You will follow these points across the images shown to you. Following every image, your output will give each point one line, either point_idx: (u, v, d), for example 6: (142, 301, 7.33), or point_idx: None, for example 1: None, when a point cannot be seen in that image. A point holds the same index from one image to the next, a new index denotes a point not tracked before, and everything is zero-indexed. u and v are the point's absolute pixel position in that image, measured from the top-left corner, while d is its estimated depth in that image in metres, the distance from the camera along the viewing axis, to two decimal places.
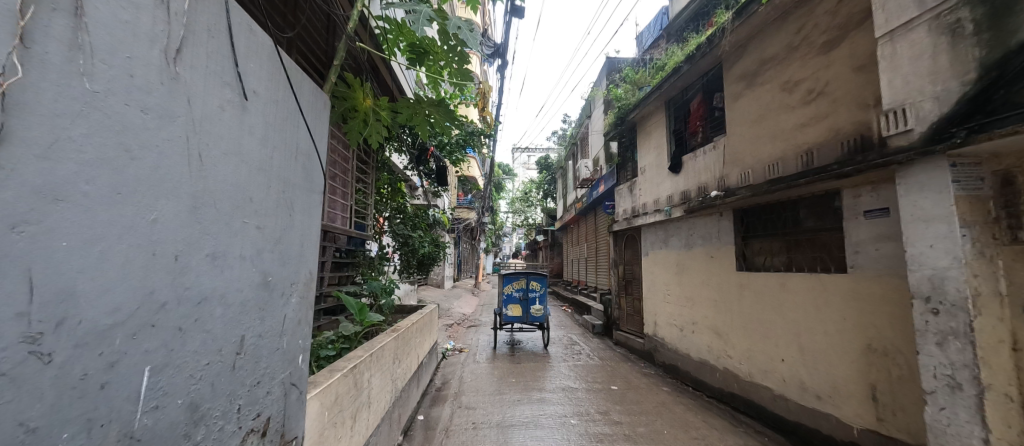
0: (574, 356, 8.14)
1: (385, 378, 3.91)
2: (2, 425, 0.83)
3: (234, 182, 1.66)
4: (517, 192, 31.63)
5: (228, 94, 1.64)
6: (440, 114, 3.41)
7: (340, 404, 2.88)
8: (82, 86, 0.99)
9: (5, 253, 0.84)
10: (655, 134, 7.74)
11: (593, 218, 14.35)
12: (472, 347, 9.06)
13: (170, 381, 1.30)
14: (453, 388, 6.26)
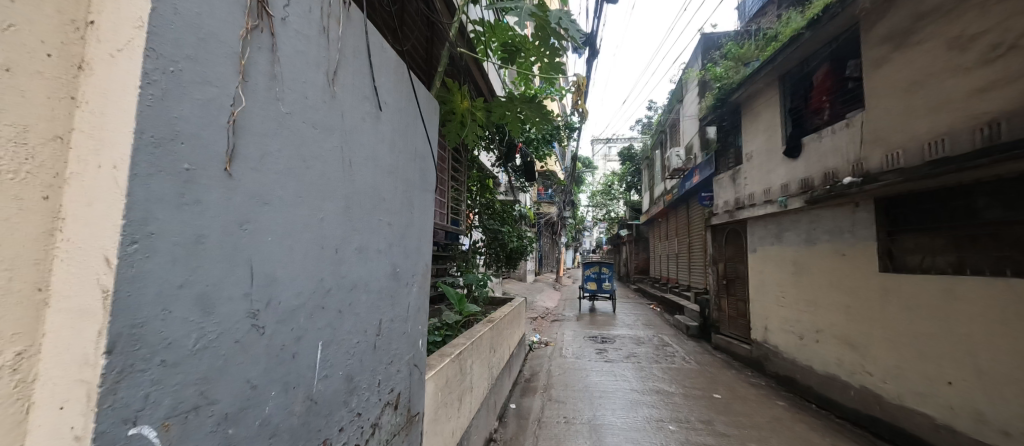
0: (669, 358, 7.57)
1: (483, 365, 4.11)
2: (239, 382, 1.01)
3: (371, 183, 1.87)
4: (599, 185, 30.72)
5: (365, 107, 1.83)
6: (532, 110, 3.43)
7: (449, 386, 3.10)
8: (277, 108, 1.18)
9: (235, 246, 0.98)
10: (764, 114, 6.83)
11: (685, 211, 13.31)
12: (556, 341, 8.99)
13: (332, 355, 1.51)
14: (543, 380, 6.33)
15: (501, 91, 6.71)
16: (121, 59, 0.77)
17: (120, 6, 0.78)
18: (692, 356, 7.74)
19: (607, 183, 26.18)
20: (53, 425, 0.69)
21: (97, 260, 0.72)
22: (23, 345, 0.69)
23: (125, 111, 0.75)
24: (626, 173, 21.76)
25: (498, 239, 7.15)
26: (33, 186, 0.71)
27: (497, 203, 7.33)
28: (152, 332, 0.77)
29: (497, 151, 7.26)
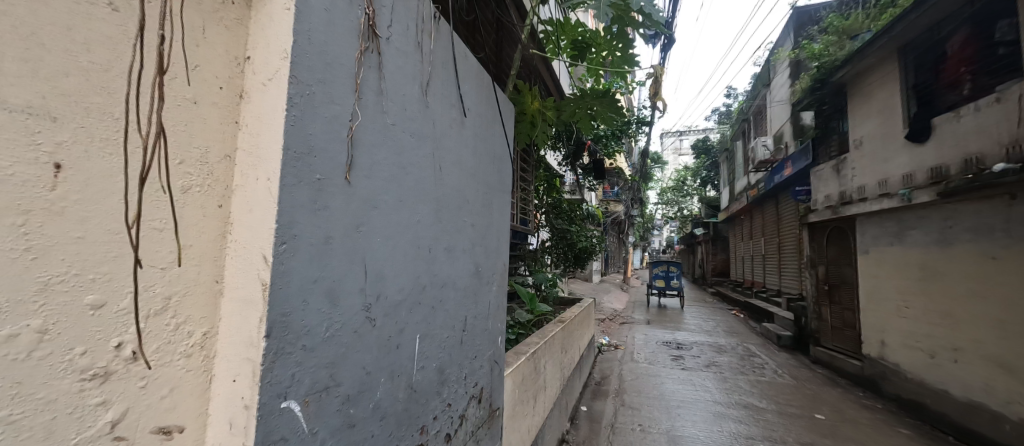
0: (757, 370, 6.82)
1: (556, 365, 4.09)
2: (356, 369, 1.12)
3: (457, 187, 1.96)
4: (670, 181, 28.99)
5: (452, 115, 1.93)
6: (604, 106, 3.36)
7: (525, 384, 3.14)
8: (383, 120, 1.29)
9: (353, 246, 1.10)
10: (877, 94, 5.89)
11: (771, 207, 12.01)
12: (627, 345, 8.62)
13: (427, 347, 1.62)
14: (614, 384, 6.11)
15: (567, 89, 6.58)
16: (271, 87, 0.89)
17: (269, 42, 0.91)
18: (787, 369, 6.92)
19: (678, 179, 24.53)
20: (228, 395, 0.83)
21: (257, 258, 0.84)
22: (207, 327, 0.84)
23: (276, 132, 0.88)
24: (700, 167, 20.15)
25: (567, 238, 7.02)
26: (211, 196, 0.86)
27: (564, 202, 7.13)
28: (296, 320, 0.88)
29: (565, 149, 7.06)
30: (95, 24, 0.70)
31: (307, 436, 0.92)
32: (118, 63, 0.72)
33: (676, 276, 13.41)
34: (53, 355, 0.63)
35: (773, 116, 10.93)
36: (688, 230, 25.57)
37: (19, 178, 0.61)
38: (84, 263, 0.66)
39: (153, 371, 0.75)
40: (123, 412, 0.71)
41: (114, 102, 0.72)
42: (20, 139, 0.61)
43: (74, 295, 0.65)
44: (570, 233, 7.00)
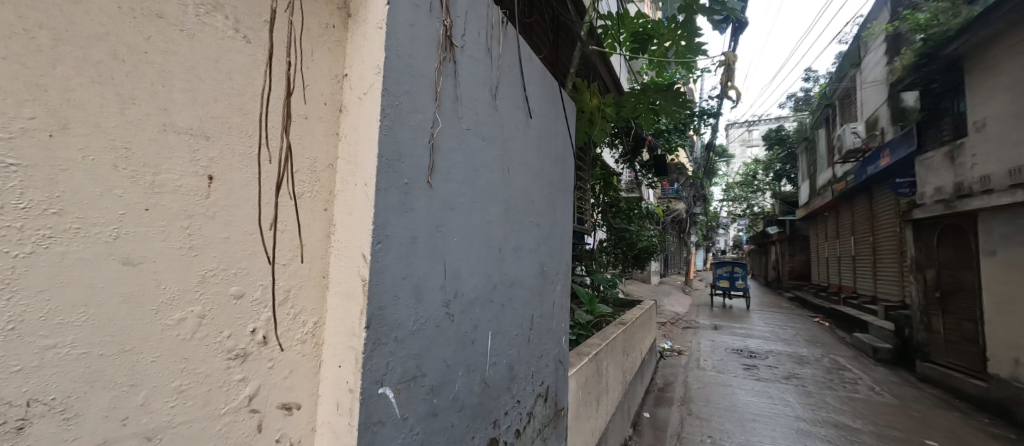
0: (847, 385, 5.99)
1: (618, 369, 3.95)
2: (438, 362, 1.18)
3: (524, 187, 1.99)
4: (738, 176, 26.86)
5: (519, 117, 1.96)
6: (668, 100, 3.19)
7: (588, 386, 3.08)
8: (459, 125, 1.35)
9: (434, 245, 1.16)
10: (1005, 67, 4.94)
11: (863, 202, 10.64)
12: (691, 349, 7.86)
13: (498, 345, 1.66)
14: (680, 391, 5.72)
15: (625, 83, 6.26)
16: (366, 100, 0.98)
17: (364, 59, 1.00)
18: (885, 384, 6.08)
19: (746, 172, 22.45)
20: (335, 379, 0.92)
21: (356, 256, 0.93)
22: (316, 317, 0.95)
23: (371, 141, 0.96)
24: (774, 159, 18.23)
25: (625, 239, 6.44)
26: (318, 201, 0.96)
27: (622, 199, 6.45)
28: (390, 313, 0.96)
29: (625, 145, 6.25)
30: (234, 55, 0.81)
31: (399, 421, 0.99)
32: (251, 89, 0.84)
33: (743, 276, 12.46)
34: (209, 336, 0.75)
35: (864, 99, 9.58)
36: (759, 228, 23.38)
37: (183, 187, 0.72)
38: (230, 259, 0.78)
39: (278, 354, 0.86)
40: (257, 388, 0.82)
41: (249, 120, 0.83)
42: (185, 155, 0.73)
43: (223, 286, 0.77)
44: (628, 234, 6.41)
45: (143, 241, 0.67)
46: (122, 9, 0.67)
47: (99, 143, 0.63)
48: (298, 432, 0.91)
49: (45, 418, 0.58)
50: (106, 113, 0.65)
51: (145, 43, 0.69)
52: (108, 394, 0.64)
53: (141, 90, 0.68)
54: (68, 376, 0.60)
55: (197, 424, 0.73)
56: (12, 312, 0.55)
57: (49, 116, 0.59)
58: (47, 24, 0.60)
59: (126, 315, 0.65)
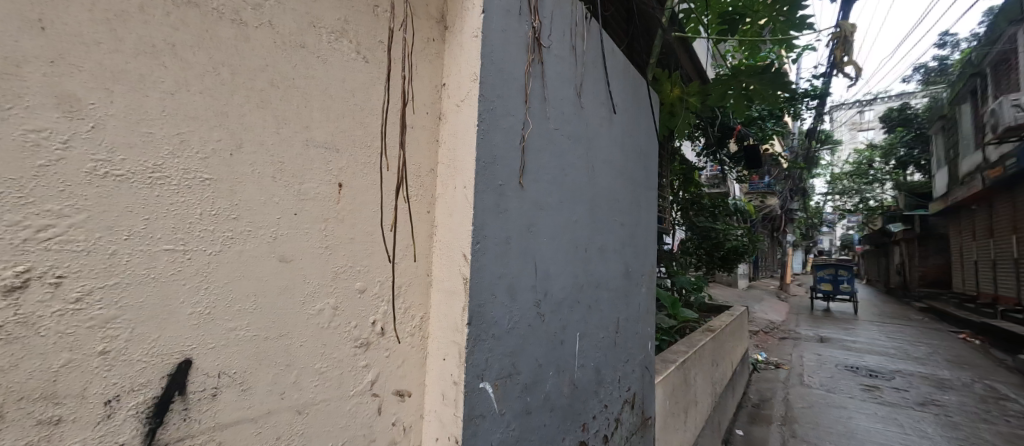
0: (1012, 420, 4.68)
1: (708, 379, 3.56)
2: (531, 361, 1.18)
3: (609, 185, 1.92)
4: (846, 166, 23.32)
5: (603, 113, 1.89)
6: (764, 83, 2.76)
7: (675, 396, 2.83)
8: (546, 126, 1.34)
9: (525, 245, 1.17)
10: None
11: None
12: (792, 364, 6.63)
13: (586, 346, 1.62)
14: (778, 409, 4.81)
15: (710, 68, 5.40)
16: (464, 108, 1.03)
17: (461, 68, 1.05)
18: None
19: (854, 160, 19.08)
20: (440, 371, 0.98)
21: (458, 256, 0.98)
22: (422, 313, 1.02)
23: (469, 146, 1.00)
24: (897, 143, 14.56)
25: (712, 238, 4.80)
26: (422, 204, 1.03)
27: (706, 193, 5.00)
28: (488, 312, 1.00)
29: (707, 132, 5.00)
30: (356, 74, 0.91)
31: (497, 415, 1.02)
32: (371, 105, 0.93)
33: (848, 279, 10.60)
34: (340, 326, 0.85)
35: None
36: (876, 224, 19.71)
37: (321, 195, 0.83)
38: (357, 257, 0.88)
39: (394, 345, 0.95)
40: (376, 375, 0.91)
41: (369, 132, 0.92)
42: (322, 166, 0.83)
43: (351, 281, 0.87)
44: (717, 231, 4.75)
45: (293, 242, 0.78)
46: (276, 43, 0.78)
47: (263, 158, 0.75)
48: (408, 417, 0.99)
49: (229, 388, 0.70)
50: (266, 133, 0.76)
51: (293, 71, 0.80)
52: (272, 371, 0.75)
53: (290, 112, 0.80)
54: (243, 355, 0.72)
55: (333, 403, 0.84)
56: (209, 300, 0.68)
57: (230, 137, 0.71)
58: (227, 62, 0.72)
59: (283, 305, 0.77)
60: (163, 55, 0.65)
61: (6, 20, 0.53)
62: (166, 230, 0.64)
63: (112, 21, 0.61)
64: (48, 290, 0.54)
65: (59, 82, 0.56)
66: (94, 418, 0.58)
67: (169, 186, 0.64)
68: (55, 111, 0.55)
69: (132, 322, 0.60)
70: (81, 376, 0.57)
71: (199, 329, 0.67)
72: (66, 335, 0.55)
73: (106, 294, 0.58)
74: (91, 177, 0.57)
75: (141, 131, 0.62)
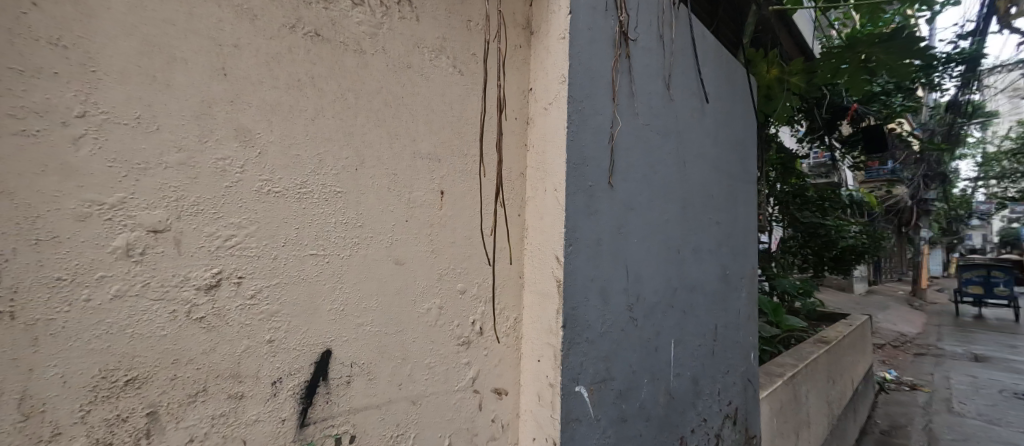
0: None
1: (824, 398, 3.07)
2: (625, 367, 1.12)
3: (711, 181, 1.66)
4: None
5: (700, 99, 1.65)
6: (892, 53, 2.26)
7: (783, 414, 2.49)
8: (635, 122, 1.26)
9: (616, 246, 1.12)
10: None
11: None
12: (934, 386, 5.46)
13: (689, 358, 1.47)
14: (918, 438, 3.97)
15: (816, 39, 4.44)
16: (552, 110, 1.04)
17: (548, 71, 1.06)
18: None
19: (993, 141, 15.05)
20: (535, 372, 1.00)
21: (550, 258, 0.99)
22: (515, 314, 1.05)
23: (558, 147, 1.01)
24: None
25: (821, 238, 3.86)
26: (513, 208, 1.06)
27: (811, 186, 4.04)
28: (581, 314, 0.99)
29: (811, 113, 4.06)
30: (454, 88, 0.97)
31: (593, 420, 1.01)
32: (468, 116, 0.98)
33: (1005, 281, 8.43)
34: (445, 325, 0.91)
35: None
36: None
37: (426, 201, 0.89)
38: (458, 260, 0.94)
39: (492, 344, 0.99)
40: (477, 372, 0.96)
41: (467, 142, 0.97)
42: (427, 175, 0.90)
43: (452, 283, 0.92)
44: (827, 229, 3.80)
45: (405, 246, 0.86)
46: (389, 66, 0.87)
47: (380, 171, 0.83)
48: (506, 414, 1.02)
49: (359, 376, 0.79)
50: (382, 148, 0.84)
51: (402, 90, 0.88)
52: (391, 363, 0.83)
53: (401, 128, 0.87)
54: (369, 348, 0.80)
55: (441, 396, 0.90)
56: (343, 298, 0.77)
57: (355, 154, 0.80)
58: (352, 87, 0.81)
59: (399, 304, 0.84)
60: (305, 86, 0.76)
61: (203, 71, 0.66)
62: (311, 237, 0.74)
63: (270, 61, 0.72)
64: (232, 288, 0.66)
65: (237, 117, 0.68)
66: (265, 394, 0.69)
67: (312, 199, 0.75)
68: (235, 141, 0.68)
69: (288, 316, 0.71)
70: (256, 359, 0.69)
71: (336, 324, 0.77)
72: (245, 325, 0.68)
73: (271, 291, 0.70)
74: (260, 195, 0.69)
75: (291, 154, 0.73)
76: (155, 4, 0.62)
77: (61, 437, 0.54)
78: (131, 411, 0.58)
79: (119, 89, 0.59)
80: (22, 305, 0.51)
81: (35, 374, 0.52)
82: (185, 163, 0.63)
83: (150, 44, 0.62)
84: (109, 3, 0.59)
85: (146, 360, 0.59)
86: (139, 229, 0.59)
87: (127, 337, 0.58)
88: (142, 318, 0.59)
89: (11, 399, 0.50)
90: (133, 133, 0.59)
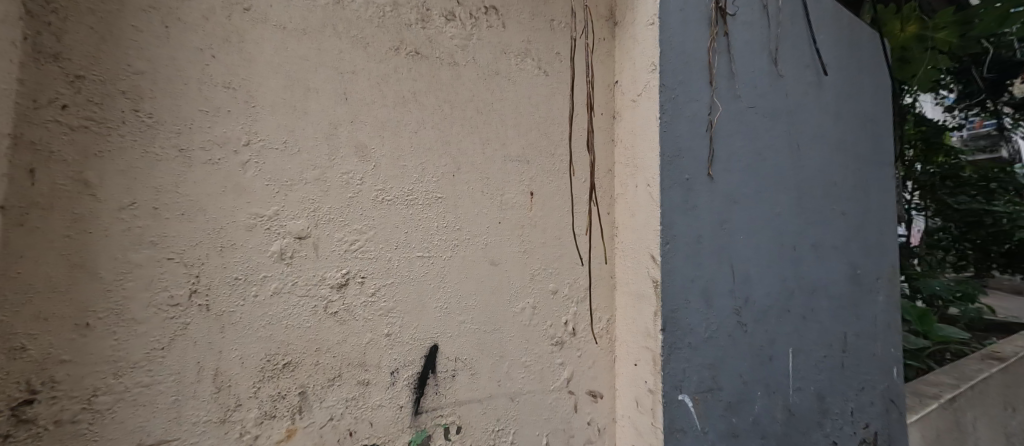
0: None
1: (1003, 430, 2.43)
2: (734, 378, 1.01)
3: (859, 164, 1.31)
4: None
5: (827, 70, 1.28)
6: None
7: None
8: (736, 105, 1.07)
9: (719, 245, 1.01)
10: None
11: None
12: None
13: (843, 380, 1.22)
14: None
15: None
16: (641, 102, 0.99)
17: (636, 61, 1.01)
18: None
19: None
20: (633, 376, 0.96)
21: (645, 256, 0.94)
22: (608, 315, 1.02)
23: (651, 140, 0.95)
24: None
25: (987, 228, 2.97)
26: (602, 206, 1.03)
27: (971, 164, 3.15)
28: (682, 318, 0.93)
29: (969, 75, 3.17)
30: (540, 89, 0.97)
31: (699, 433, 0.94)
32: (556, 117, 0.99)
33: None
34: (539, 324, 0.92)
35: None
36: None
37: (517, 203, 0.92)
38: (550, 260, 0.94)
39: (585, 345, 0.98)
40: (571, 373, 0.96)
41: (555, 142, 0.98)
42: (516, 178, 0.92)
43: (544, 283, 0.93)
44: (995, 217, 2.91)
45: (499, 246, 0.89)
46: (479, 75, 0.91)
47: (474, 176, 0.87)
48: (603, 418, 1.00)
49: (463, 371, 0.84)
50: (476, 154, 0.88)
51: (491, 96, 0.92)
52: (491, 360, 0.87)
53: (492, 133, 0.91)
54: (470, 344, 0.85)
55: (538, 394, 0.91)
56: (447, 297, 0.83)
57: (452, 162, 0.86)
58: (446, 98, 0.87)
59: (496, 303, 0.88)
60: (409, 102, 0.83)
61: (331, 98, 0.76)
62: (417, 240, 0.81)
63: (380, 82, 0.80)
64: (358, 287, 0.76)
65: (357, 136, 0.77)
66: (385, 382, 0.77)
67: (418, 205, 0.82)
68: (355, 157, 0.77)
69: (401, 313, 0.79)
70: (377, 351, 0.77)
71: (441, 321, 0.83)
72: (368, 320, 0.76)
73: (388, 290, 0.78)
74: (377, 203, 0.78)
75: (400, 166, 0.80)
76: (294, 44, 0.74)
77: (241, 406, 0.68)
78: (288, 389, 0.71)
79: (271, 120, 0.71)
80: (214, 298, 0.66)
81: (224, 354, 0.67)
82: (320, 178, 0.74)
83: (293, 79, 0.73)
84: (263, 49, 0.72)
85: (297, 347, 0.71)
86: (289, 236, 0.71)
87: (283, 328, 0.70)
88: (294, 311, 0.71)
89: (209, 373, 0.66)
90: (281, 155, 0.72)
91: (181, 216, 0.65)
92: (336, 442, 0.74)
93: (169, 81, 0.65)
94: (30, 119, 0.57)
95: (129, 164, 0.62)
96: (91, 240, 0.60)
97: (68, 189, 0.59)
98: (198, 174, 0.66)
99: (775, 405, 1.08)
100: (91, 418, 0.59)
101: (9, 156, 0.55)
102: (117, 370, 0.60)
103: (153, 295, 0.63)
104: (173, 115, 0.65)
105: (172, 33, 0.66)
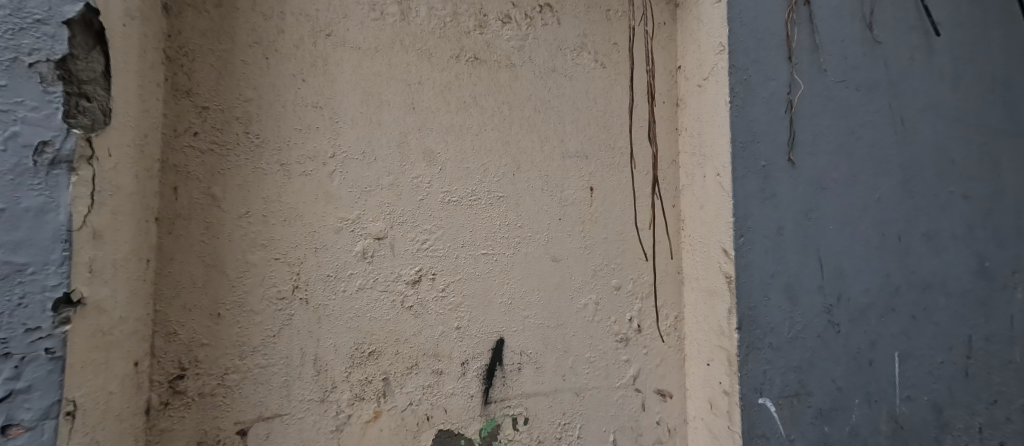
0: None
1: None
2: (825, 383, 0.91)
3: (997, 133, 1.09)
4: None
5: (945, 26, 1.09)
6: None
7: None
8: (824, 80, 0.96)
9: (806, 238, 0.92)
10: None
11: None
12: None
13: (976, 395, 1.02)
14: None
15: None
16: (707, 87, 0.94)
17: (702, 44, 0.96)
18: None
19: None
20: (705, 377, 0.92)
21: (716, 250, 0.90)
22: (676, 311, 0.98)
23: (721, 127, 0.90)
24: None
25: None
26: (667, 198, 1.00)
27: None
28: (761, 316, 0.86)
29: None
30: (599, 81, 0.96)
31: (784, 439, 0.87)
32: (616, 109, 0.97)
33: None
34: (603, 320, 0.91)
35: None
36: None
37: (577, 199, 0.91)
38: (612, 256, 0.93)
39: (652, 342, 0.95)
40: (638, 371, 0.94)
41: (615, 135, 0.96)
42: (576, 173, 0.92)
43: (606, 279, 0.92)
44: None
45: (560, 243, 0.90)
46: (535, 74, 0.92)
47: (534, 174, 0.89)
48: (673, 419, 0.97)
49: (528, 365, 0.86)
50: (535, 153, 0.90)
51: (549, 93, 0.92)
52: (555, 355, 0.88)
53: (550, 131, 0.91)
54: (535, 339, 0.87)
55: (604, 391, 0.91)
56: (511, 292, 0.86)
57: (513, 161, 0.88)
58: (504, 99, 0.89)
59: (558, 298, 0.89)
60: (470, 106, 0.86)
61: (400, 108, 0.82)
62: (482, 238, 0.84)
63: (443, 90, 0.85)
64: (430, 283, 0.81)
65: (425, 142, 0.83)
66: (457, 372, 0.82)
67: (482, 204, 0.85)
68: (424, 163, 0.82)
69: (468, 308, 0.83)
70: (450, 342, 0.82)
71: (506, 316, 0.85)
72: (439, 314, 0.81)
73: (457, 285, 0.82)
74: (445, 204, 0.83)
75: (464, 168, 0.84)
76: (369, 62, 0.81)
77: (337, 388, 0.76)
78: (373, 376, 0.78)
79: (351, 132, 0.79)
80: (311, 293, 0.75)
81: (321, 342, 0.75)
82: (394, 183, 0.80)
83: (367, 94, 0.80)
84: (342, 68, 0.79)
85: (380, 338, 0.78)
86: (369, 237, 0.78)
87: (368, 320, 0.78)
88: (376, 305, 0.78)
89: (310, 358, 0.75)
90: (361, 165, 0.79)
91: (283, 222, 0.75)
92: (416, 425, 0.80)
93: (270, 104, 0.75)
94: (172, 146, 0.71)
95: (244, 179, 0.73)
96: (219, 244, 0.72)
97: (201, 202, 0.72)
98: (296, 185, 0.76)
99: (879, 415, 0.95)
100: (224, 392, 0.71)
101: (160, 178, 0.70)
102: (241, 352, 0.72)
103: (266, 290, 0.73)
104: (274, 135, 0.75)
105: (270, 63, 0.76)
